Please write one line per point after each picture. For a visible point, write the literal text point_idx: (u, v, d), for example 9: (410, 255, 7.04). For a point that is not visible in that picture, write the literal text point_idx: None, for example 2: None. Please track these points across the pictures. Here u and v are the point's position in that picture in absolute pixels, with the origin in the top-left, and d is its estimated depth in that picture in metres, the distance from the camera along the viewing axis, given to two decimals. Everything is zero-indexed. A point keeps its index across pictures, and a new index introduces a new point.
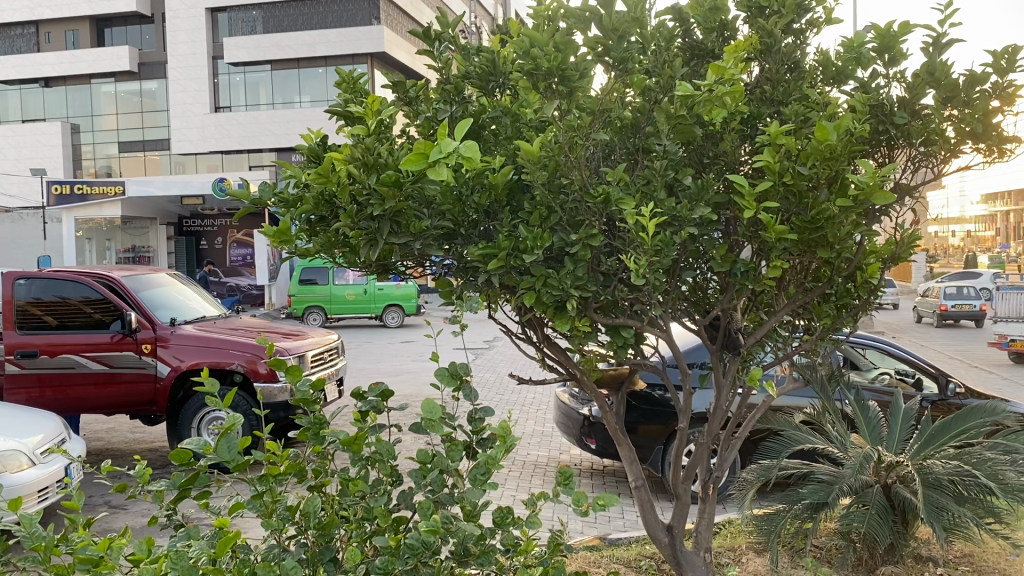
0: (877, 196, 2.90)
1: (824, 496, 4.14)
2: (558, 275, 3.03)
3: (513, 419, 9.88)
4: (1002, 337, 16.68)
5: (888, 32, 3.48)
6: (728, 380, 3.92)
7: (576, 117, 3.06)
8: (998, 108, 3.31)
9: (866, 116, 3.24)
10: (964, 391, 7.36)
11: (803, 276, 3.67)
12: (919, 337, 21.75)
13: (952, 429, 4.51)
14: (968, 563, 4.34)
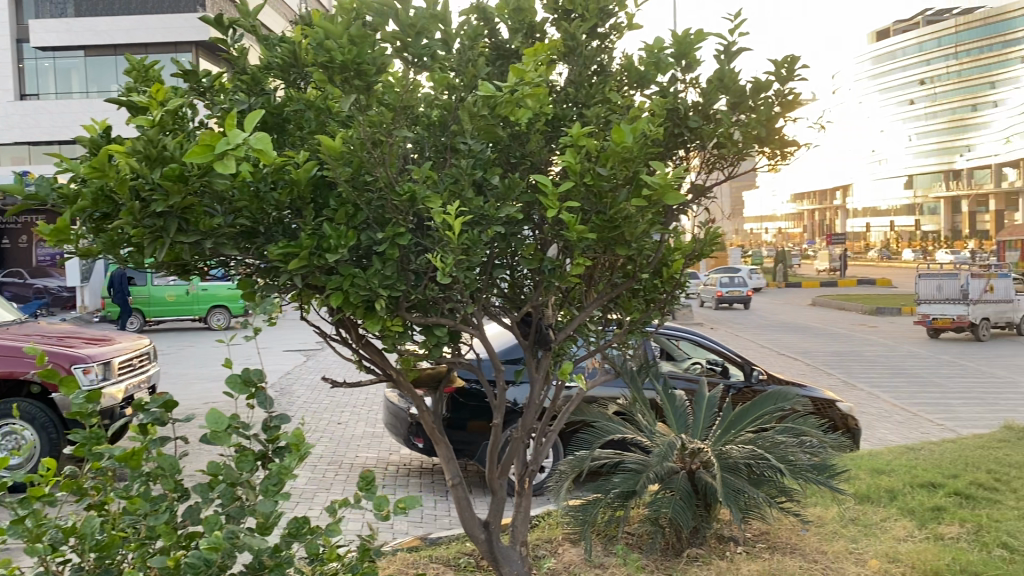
0: (669, 195, 3.03)
1: (632, 484, 4.34)
2: (365, 275, 2.95)
3: (345, 422, 9.69)
4: (926, 315, 19.80)
5: (685, 39, 3.66)
6: (541, 374, 3.99)
7: (379, 110, 2.97)
8: (780, 114, 3.55)
9: (662, 120, 3.40)
10: (765, 377, 7.92)
11: (609, 272, 3.79)
12: (732, 327, 23.19)
13: (750, 415, 4.80)
14: (764, 540, 4.59)
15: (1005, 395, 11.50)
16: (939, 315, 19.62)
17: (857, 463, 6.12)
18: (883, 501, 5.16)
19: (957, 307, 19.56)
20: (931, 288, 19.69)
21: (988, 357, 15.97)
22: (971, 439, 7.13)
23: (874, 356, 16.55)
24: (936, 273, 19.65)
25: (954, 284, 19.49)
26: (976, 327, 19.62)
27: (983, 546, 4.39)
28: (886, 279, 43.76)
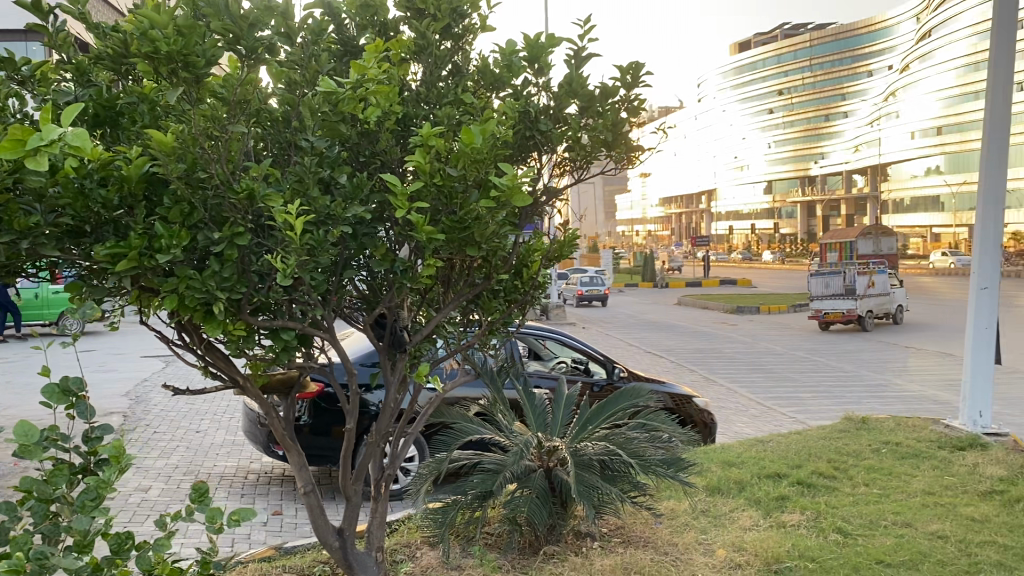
0: (516, 198, 3.03)
1: (489, 484, 4.34)
2: (202, 277, 2.82)
3: (203, 431, 9.29)
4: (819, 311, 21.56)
5: (537, 42, 3.67)
6: (397, 377, 3.92)
7: (213, 106, 2.84)
8: (626, 118, 3.67)
9: (513, 121, 3.42)
10: (627, 375, 8.13)
11: (466, 275, 3.77)
12: (603, 326, 23.69)
13: (604, 412, 4.93)
14: (619, 535, 4.71)
15: (850, 388, 12.25)
16: (831, 309, 21.24)
17: (709, 456, 6.35)
18: (732, 492, 5.39)
19: (847, 302, 21.19)
20: (821, 286, 21.94)
21: (836, 351, 16.98)
22: (816, 430, 7.54)
23: (734, 353, 17.27)
24: (821, 272, 21.64)
25: (837, 280, 21.38)
26: (862, 319, 21.34)
27: (821, 530, 4.64)
28: (746, 278, 45.91)
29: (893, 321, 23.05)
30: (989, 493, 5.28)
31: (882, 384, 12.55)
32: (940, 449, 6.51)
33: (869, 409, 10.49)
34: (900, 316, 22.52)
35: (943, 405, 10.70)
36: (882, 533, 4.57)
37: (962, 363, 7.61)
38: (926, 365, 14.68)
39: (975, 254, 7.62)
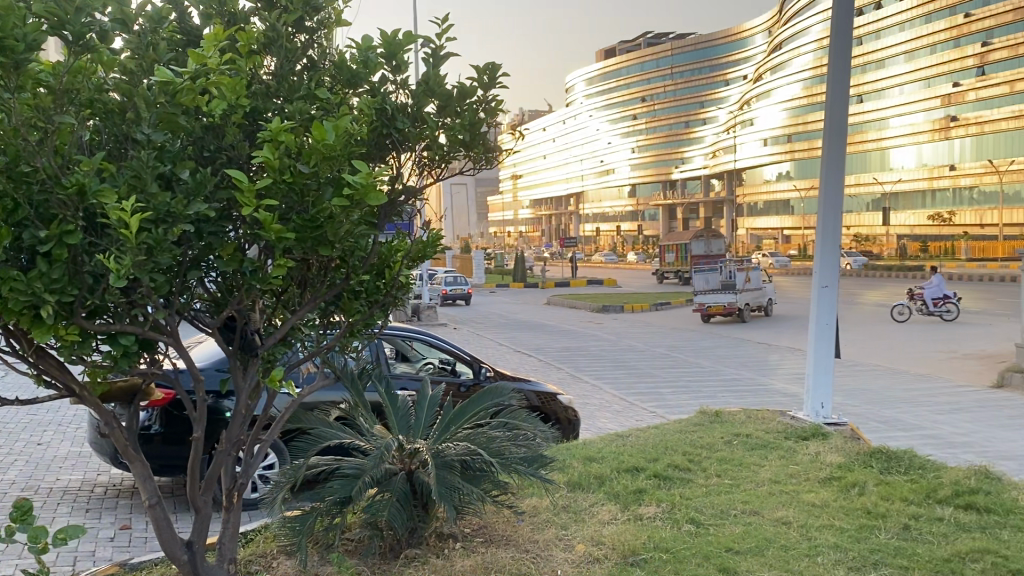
0: (371, 195, 2.96)
1: (348, 489, 4.24)
2: (28, 278, 2.63)
3: (44, 444, 8.70)
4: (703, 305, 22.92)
5: (393, 40, 3.62)
6: (249, 383, 3.76)
7: (36, 94, 2.67)
8: (484, 119, 3.70)
9: (367, 118, 3.35)
10: (493, 375, 8.15)
11: (321, 275, 3.67)
12: (473, 327, 23.79)
13: (467, 412, 4.91)
14: (481, 534, 4.71)
15: (707, 382, 12.79)
16: (713, 303, 22.75)
17: (570, 452, 6.46)
18: (592, 488, 5.50)
19: (726, 296, 22.87)
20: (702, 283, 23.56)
21: (695, 347, 17.67)
22: (673, 424, 7.81)
23: (600, 351, 17.71)
24: (702, 269, 23.34)
25: (717, 276, 23.16)
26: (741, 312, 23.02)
27: (675, 522, 4.79)
28: (610, 279, 47.00)
29: (764, 313, 24.78)
30: (828, 479, 5.62)
31: (736, 378, 13.18)
32: (785, 439, 6.88)
33: (723, 402, 10.98)
34: (772, 309, 24.23)
35: (791, 398, 11.34)
36: (731, 521, 4.78)
37: (806, 357, 8.06)
38: (775, 359, 15.53)
39: (818, 255, 8.09)
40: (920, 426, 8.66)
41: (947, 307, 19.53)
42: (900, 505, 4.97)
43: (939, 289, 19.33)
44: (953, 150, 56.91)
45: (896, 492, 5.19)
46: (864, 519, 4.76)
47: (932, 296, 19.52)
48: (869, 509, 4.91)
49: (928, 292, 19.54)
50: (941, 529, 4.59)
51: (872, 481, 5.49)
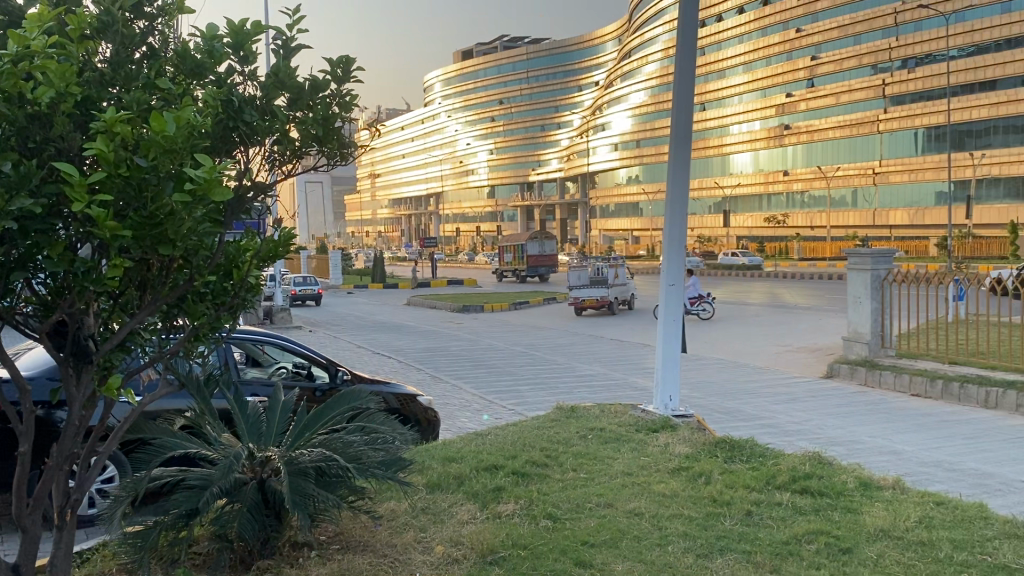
0: (215, 191, 2.84)
1: (195, 501, 4.04)
2: None
3: None
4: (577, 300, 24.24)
5: (241, 30, 3.48)
6: (82, 391, 3.49)
7: None
8: (335, 114, 3.65)
9: (213, 110, 3.21)
10: (351, 379, 7.96)
11: (165, 277, 3.45)
12: (330, 328, 23.39)
13: (323, 417, 4.80)
14: (338, 542, 4.60)
15: (562, 379, 13.05)
16: (586, 297, 24.12)
17: (430, 453, 6.44)
18: (451, 487, 5.50)
19: (598, 290, 24.28)
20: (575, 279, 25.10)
21: (551, 345, 17.98)
22: (530, 422, 7.91)
23: (458, 350, 17.80)
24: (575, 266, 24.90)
25: (587, 273, 25.09)
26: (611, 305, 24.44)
27: (533, 518, 4.85)
28: (466, 278, 47.44)
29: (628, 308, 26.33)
30: (677, 469, 5.84)
31: (590, 374, 13.56)
32: (637, 431, 7.11)
33: (578, 398, 11.25)
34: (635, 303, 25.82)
35: (642, 391, 11.76)
36: (587, 515, 4.87)
37: (656, 353, 8.35)
38: (626, 354, 16.11)
39: (664, 254, 8.39)
40: (759, 416, 9.17)
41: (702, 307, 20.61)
42: (743, 492, 5.22)
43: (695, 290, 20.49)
44: (785, 157, 60.98)
45: (740, 480, 5.46)
46: (712, 508, 4.97)
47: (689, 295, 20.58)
48: (717, 498, 5.14)
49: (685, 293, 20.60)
50: (779, 513, 4.86)
51: (718, 469, 5.76)
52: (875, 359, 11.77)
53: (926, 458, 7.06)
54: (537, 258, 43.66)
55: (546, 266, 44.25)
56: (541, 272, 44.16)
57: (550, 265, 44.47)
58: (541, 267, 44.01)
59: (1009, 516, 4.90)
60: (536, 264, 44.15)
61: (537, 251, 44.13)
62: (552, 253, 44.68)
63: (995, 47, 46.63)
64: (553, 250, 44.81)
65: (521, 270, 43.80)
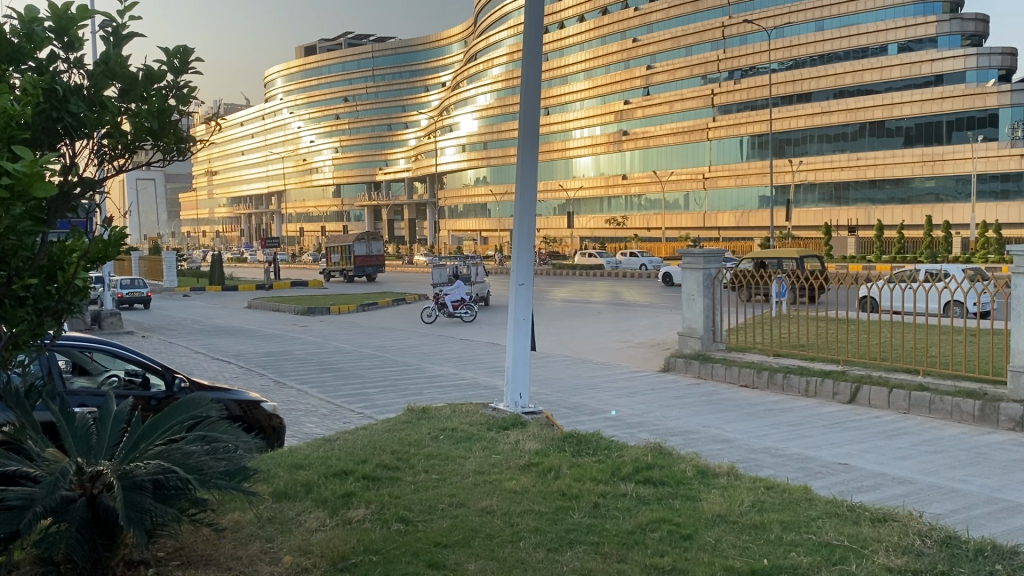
0: (37, 187, 2.62)
1: (15, 522, 3.72)
2: None
3: None
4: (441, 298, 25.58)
5: (64, 14, 3.24)
6: None
7: None
8: (173, 107, 3.48)
9: (31, 99, 2.97)
10: (189, 386, 7.56)
11: None
12: (163, 333, 22.19)
13: (160, 427, 4.53)
14: (177, 559, 4.37)
15: (412, 380, 12.97)
16: None
17: (275, 461, 6.23)
18: (299, 495, 5.33)
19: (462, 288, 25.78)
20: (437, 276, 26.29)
21: (400, 346, 17.85)
22: (379, 424, 7.82)
23: (303, 353, 17.36)
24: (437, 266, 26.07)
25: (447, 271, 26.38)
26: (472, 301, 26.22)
27: (385, 522, 4.79)
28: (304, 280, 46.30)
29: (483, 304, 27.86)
30: (527, 466, 5.94)
31: (439, 374, 13.56)
32: (488, 430, 7.16)
33: (428, 398, 11.22)
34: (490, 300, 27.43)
35: (491, 390, 11.88)
36: (439, 516, 4.87)
37: (505, 351, 8.45)
38: (473, 354, 16.24)
39: (513, 254, 8.50)
40: (603, 410, 9.46)
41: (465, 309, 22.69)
42: (590, 485, 5.37)
43: (460, 294, 22.48)
44: (624, 161, 63.27)
45: (587, 473, 5.62)
46: (561, 502, 5.07)
47: (451, 299, 22.49)
48: (566, 492, 5.26)
49: (451, 296, 22.57)
50: (625, 504, 5.03)
51: (566, 464, 5.90)
52: (708, 353, 12.44)
53: (755, 444, 7.51)
54: (364, 258, 43.32)
55: (373, 266, 43.92)
56: (369, 272, 43.88)
57: (377, 265, 44.18)
58: (368, 267, 43.73)
59: (830, 497, 5.30)
60: (363, 264, 43.73)
61: (364, 251, 43.76)
62: (378, 254, 44.39)
63: (810, 62, 50.42)
64: (380, 249, 44.67)
65: (348, 271, 43.34)
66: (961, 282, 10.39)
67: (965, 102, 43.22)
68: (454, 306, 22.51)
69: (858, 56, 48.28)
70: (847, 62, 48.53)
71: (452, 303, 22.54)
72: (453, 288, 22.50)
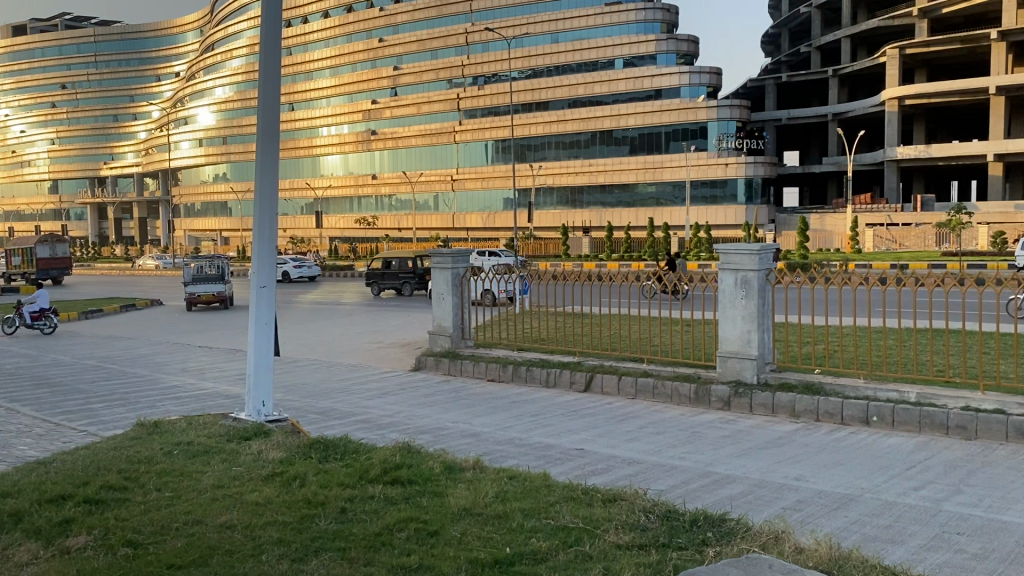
0: None
1: None
2: None
3: None
4: (196, 295, 25.12)
5: None
6: None
7: None
8: None
9: None
10: None
11: None
12: None
13: None
14: None
15: (145, 392, 12.01)
16: (203, 293, 25.18)
17: None
18: (8, 528, 4.75)
19: (216, 284, 25.53)
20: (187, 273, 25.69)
21: (131, 356, 16.45)
22: (104, 442, 7.15)
23: (9, 367, 15.43)
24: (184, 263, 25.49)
25: (193, 266, 25.90)
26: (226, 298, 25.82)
27: (109, 548, 4.39)
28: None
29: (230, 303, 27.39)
30: (270, 475, 5.71)
31: (176, 384, 12.68)
32: (228, 441, 6.81)
33: (162, 411, 10.44)
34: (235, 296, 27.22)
35: (233, 398, 11.32)
36: (173, 536, 4.55)
37: (247, 357, 8.08)
38: (213, 361, 15.36)
39: (254, 255, 8.14)
40: (353, 412, 9.34)
41: (46, 320, 21.04)
42: (336, 490, 5.27)
43: (39, 304, 20.71)
44: (372, 161, 62.92)
45: (334, 478, 5.51)
46: (306, 510, 4.93)
47: (31, 309, 20.75)
48: (311, 499, 5.12)
49: (30, 306, 20.80)
50: (372, 506, 5.00)
51: (312, 471, 5.75)
52: (457, 351, 12.69)
53: (500, 436, 7.78)
54: (49, 262, 39.67)
55: (59, 269, 40.50)
56: (53, 275, 40.59)
57: (62, 268, 40.85)
58: (52, 270, 40.27)
59: (568, 482, 5.59)
60: (46, 267, 40.46)
61: (48, 254, 39.90)
62: (63, 257, 40.88)
63: (547, 72, 53.15)
64: (65, 252, 41.27)
65: (31, 275, 39.61)
66: (597, 277, 12.11)
67: (681, 115, 47.78)
68: (33, 317, 20.81)
69: (589, 69, 51.37)
70: (580, 74, 51.57)
71: (30, 314, 20.82)
72: (34, 298, 20.71)
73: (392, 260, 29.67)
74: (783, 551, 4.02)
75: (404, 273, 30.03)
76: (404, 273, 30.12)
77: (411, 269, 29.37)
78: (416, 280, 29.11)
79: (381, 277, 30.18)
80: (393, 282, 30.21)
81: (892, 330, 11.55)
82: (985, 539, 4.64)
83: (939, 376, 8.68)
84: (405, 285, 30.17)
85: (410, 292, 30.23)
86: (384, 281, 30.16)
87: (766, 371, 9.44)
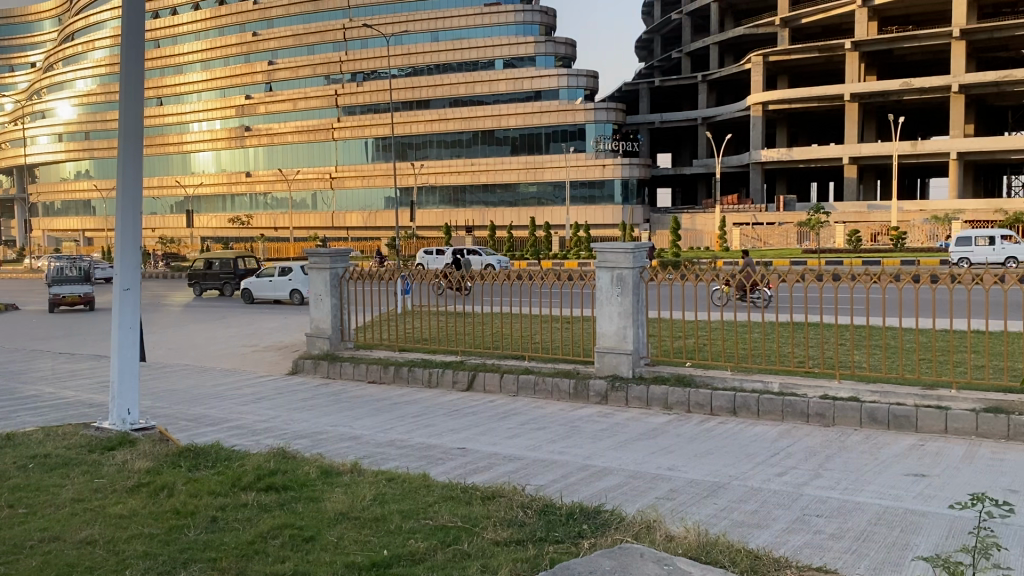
0: None
1: None
2: None
3: None
4: (61, 296, 23.77)
5: None
6: None
7: None
8: None
9: None
10: None
11: None
12: None
13: None
14: None
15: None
16: (68, 294, 23.86)
17: None
18: None
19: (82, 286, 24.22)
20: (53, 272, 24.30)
21: None
22: None
23: None
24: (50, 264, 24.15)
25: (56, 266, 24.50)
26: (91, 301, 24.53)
27: None
28: None
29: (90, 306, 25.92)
30: (134, 486, 5.44)
31: (32, 395, 11.86)
32: (89, 453, 6.44)
33: (17, 424, 9.75)
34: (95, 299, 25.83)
35: (96, 408, 10.72)
36: (26, 555, 4.26)
37: (109, 363, 7.67)
38: (72, 369, 14.45)
39: (115, 257, 7.72)
40: (226, 419, 9.03)
41: None
42: (206, 499, 5.08)
43: None
44: (246, 157, 60.78)
45: (203, 487, 5.31)
46: (173, 521, 4.73)
47: None
48: (180, 509, 4.92)
49: None
50: (245, 514, 4.84)
51: (180, 480, 5.52)
52: (336, 353, 12.45)
53: (381, 438, 7.69)
54: None
55: None
56: None
57: None
58: None
59: (447, 481, 5.58)
60: None
61: None
62: None
63: (427, 71, 52.69)
64: None
65: None
66: (476, 276, 12.12)
67: (560, 117, 48.62)
68: None
69: (469, 68, 51.56)
70: (461, 73, 51.56)
71: None
72: None
73: (214, 260, 29.72)
74: (655, 539, 4.15)
75: (226, 274, 29.92)
76: (226, 273, 30.06)
77: (233, 271, 29.78)
78: (238, 280, 29.21)
79: (203, 277, 30.03)
80: (215, 282, 29.90)
81: (756, 324, 12.14)
82: (842, 519, 4.92)
83: (800, 366, 9.17)
84: (226, 285, 30.02)
85: (233, 292, 30.02)
86: (206, 280, 29.85)
87: (640, 365, 9.73)
